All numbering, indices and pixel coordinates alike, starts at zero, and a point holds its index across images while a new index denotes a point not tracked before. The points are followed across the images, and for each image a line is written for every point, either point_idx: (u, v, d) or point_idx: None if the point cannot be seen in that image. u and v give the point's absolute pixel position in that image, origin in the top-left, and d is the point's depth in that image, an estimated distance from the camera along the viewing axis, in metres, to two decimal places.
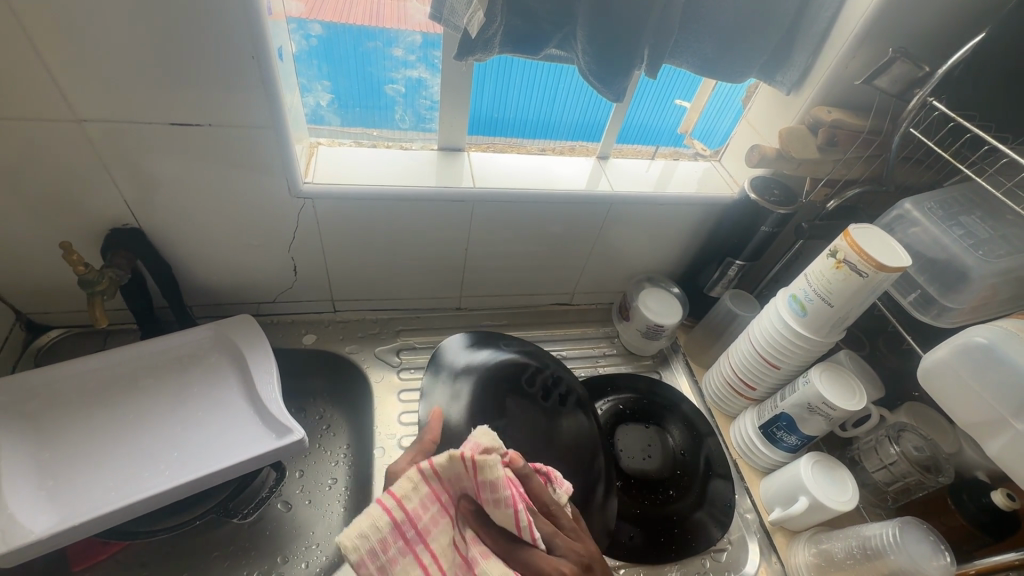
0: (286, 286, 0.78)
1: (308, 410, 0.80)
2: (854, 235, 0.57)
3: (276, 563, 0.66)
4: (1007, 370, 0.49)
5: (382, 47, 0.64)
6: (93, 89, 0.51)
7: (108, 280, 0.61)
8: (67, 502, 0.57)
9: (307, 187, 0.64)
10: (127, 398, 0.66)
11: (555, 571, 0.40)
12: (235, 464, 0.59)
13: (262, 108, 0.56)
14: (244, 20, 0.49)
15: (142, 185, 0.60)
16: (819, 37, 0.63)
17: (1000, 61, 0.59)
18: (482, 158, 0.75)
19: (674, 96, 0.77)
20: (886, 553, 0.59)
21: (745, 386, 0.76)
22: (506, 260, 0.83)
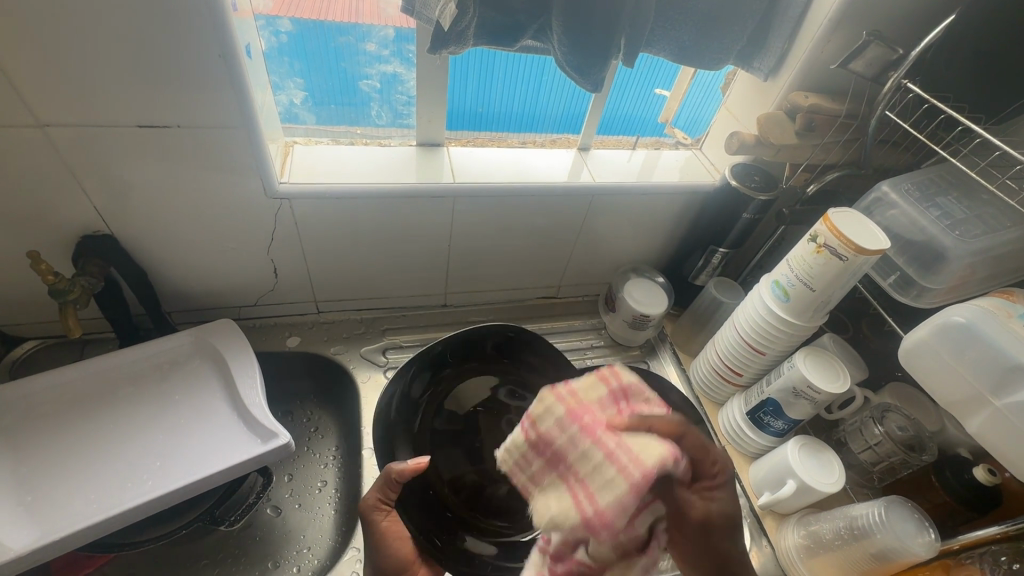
0: (266, 289, 0.77)
1: (295, 414, 0.80)
2: (834, 219, 0.57)
3: (267, 569, 0.65)
4: (985, 348, 0.49)
5: (355, 42, 0.63)
6: (55, 93, 0.49)
7: (80, 289, 0.59)
8: (46, 518, 0.56)
9: (283, 188, 0.63)
10: (107, 409, 0.65)
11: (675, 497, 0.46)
12: (221, 471, 0.58)
13: (233, 108, 0.55)
14: (209, 20, 0.48)
15: (112, 190, 0.58)
16: (795, 21, 0.63)
17: (972, 40, 0.59)
18: (462, 152, 0.75)
19: (654, 86, 0.77)
20: (872, 532, 0.60)
21: (731, 373, 0.76)
22: (490, 255, 0.82)
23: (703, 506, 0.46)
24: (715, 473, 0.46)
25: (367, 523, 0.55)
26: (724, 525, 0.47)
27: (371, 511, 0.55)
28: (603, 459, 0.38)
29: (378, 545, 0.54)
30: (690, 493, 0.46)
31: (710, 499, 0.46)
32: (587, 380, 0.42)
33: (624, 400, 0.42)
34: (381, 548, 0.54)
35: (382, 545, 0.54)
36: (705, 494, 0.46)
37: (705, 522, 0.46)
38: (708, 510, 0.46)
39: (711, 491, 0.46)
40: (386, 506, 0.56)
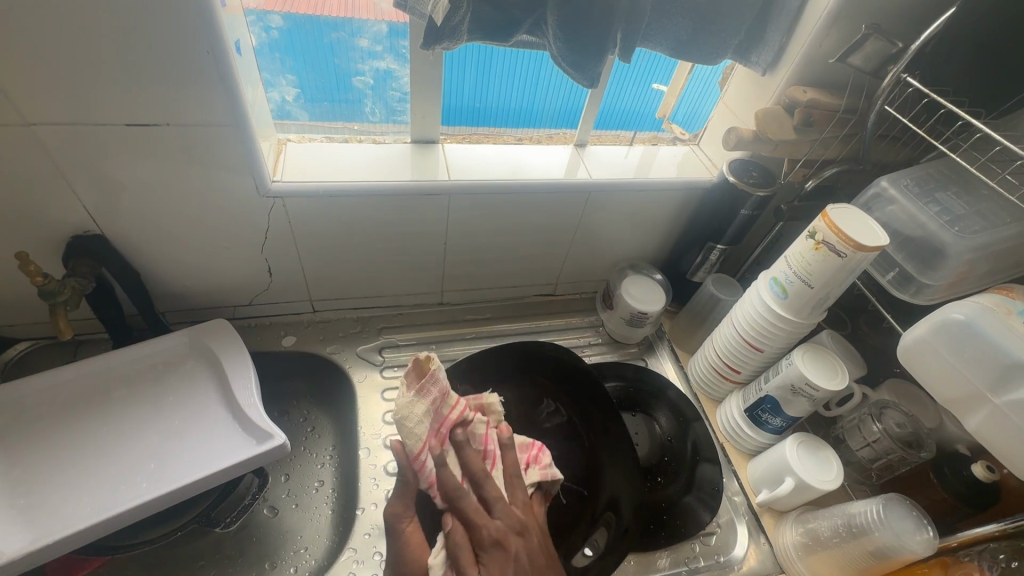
0: (261, 288, 0.76)
1: (291, 414, 0.79)
2: (832, 215, 0.57)
3: (264, 569, 0.65)
4: (985, 345, 0.49)
5: (347, 38, 0.62)
6: (41, 92, 0.49)
7: (71, 289, 0.58)
8: (39, 521, 0.55)
9: (276, 186, 0.62)
10: (101, 411, 0.64)
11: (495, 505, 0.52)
12: (215, 473, 0.57)
13: (223, 106, 0.54)
14: (196, 15, 0.47)
15: (103, 190, 0.58)
16: (793, 15, 0.62)
17: (973, 33, 0.59)
18: (457, 149, 0.74)
19: (652, 80, 0.76)
20: (871, 530, 0.59)
21: (729, 370, 0.76)
22: (487, 252, 0.82)
23: (490, 527, 0.49)
24: (495, 498, 0.52)
25: (391, 530, 0.51)
26: (524, 548, 0.50)
27: (396, 517, 0.51)
28: (421, 473, 0.54)
29: (400, 552, 0.50)
30: (498, 505, 0.51)
31: (478, 564, 0.48)
32: (414, 411, 0.55)
33: (445, 431, 0.56)
34: (403, 553, 0.50)
35: (403, 549, 0.50)
36: (509, 507, 0.52)
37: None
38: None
39: (526, 505, 0.54)
40: (412, 512, 0.52)
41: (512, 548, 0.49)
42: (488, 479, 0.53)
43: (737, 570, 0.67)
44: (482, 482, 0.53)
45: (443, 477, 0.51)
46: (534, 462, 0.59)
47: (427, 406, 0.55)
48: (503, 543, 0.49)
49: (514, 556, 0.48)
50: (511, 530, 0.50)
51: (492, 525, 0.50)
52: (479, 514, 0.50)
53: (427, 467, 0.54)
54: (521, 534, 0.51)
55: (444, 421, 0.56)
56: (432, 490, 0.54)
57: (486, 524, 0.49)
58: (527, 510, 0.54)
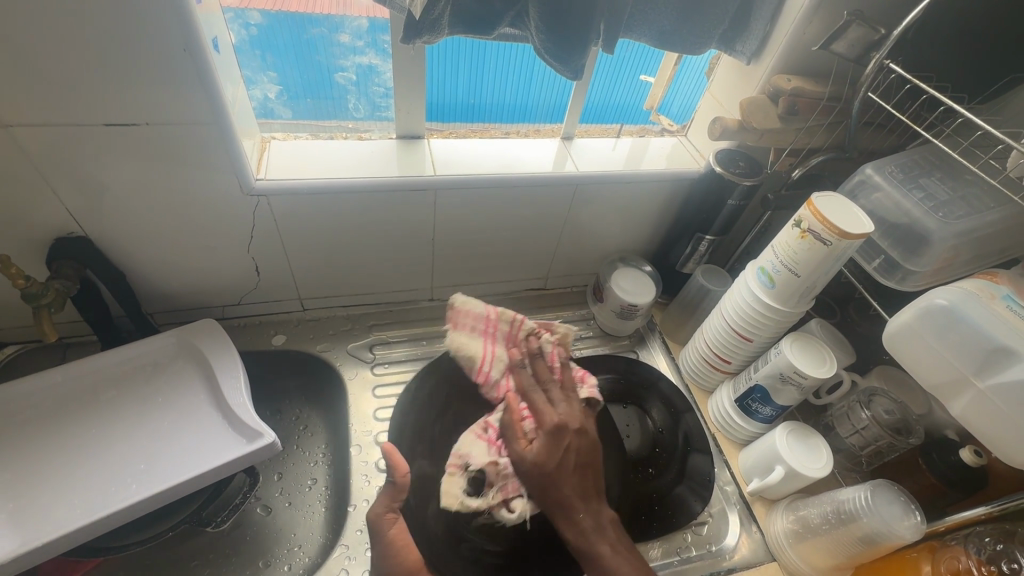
0: (250, 288, 0.76)
1: (283, 412, 0.78)
2: (817, 203, 0.57)
3: (258, 567, 0.65)
4: (968, 330, 0.49)
5: (327, 34, 0.61)
6: (17, 93, 0.48)
7: (55, 292, 0.58)
8: (28, 525, 0.55)
9: (260, 184, 0.62)
10: (90, 413, 0.64)
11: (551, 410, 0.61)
12: (205, 473, 0.57)
13: (203, 104, 0.53)
14: (170, 12, 0.46)
15: (84, 191, 0.57)
16: (776, 3, 0.62)
17: (955, 17, 0.58)
18: (443, 144, 0.74)
19: (641, 72, 0.76)
20: (858, 516, 0.59)
21: (719, 360, 0.76)
22: (476, 247, 0.81)
23: (553, 415, 0.60)
24: (559, 398, 0.63)
25: (376, 532, 0.53)
26: (576, 443, 0.59)
27: (379, 519, 0.53)
28: (478, 365, 0.67)
29: (385, 552, 0.53)
30: (559, 403, 0.62)
31: (532, 443, 0.59)
32: (472, 345, 0.67)
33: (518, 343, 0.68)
34: (389, 556, 0.53)
35: (392, 553, 0.53)
36: (569, 405, 0.62)
37: (539, 462, 0.57)
38: (533, 453, 0.57)
39: (582, 412, 0.62)
40: (392, 513, 0.54)
41: (567, 441, 0.58)
42: (551, 381, 0.64)
43: (728, 559, 0.67)
44: (546, 386, 0.64)
45: (394, 473, 0.53)
46: (581, 381, 0.66)
47: (492, 329, 0.68)
48: (561, 433, 0.59)
49: (565, 447, 0.58)
50: (567, 424, 0.60)
51: (555, 415, 0.60)
52: (545, 405, 0.61)
53: (493, 368, 0.66)
54: (579, 433, 0.60)
55: (508, 338, 0.68)
56: (501, 402, 0.66)
57: (549, 412, 0.60)
58: (582, 415, 0.62)
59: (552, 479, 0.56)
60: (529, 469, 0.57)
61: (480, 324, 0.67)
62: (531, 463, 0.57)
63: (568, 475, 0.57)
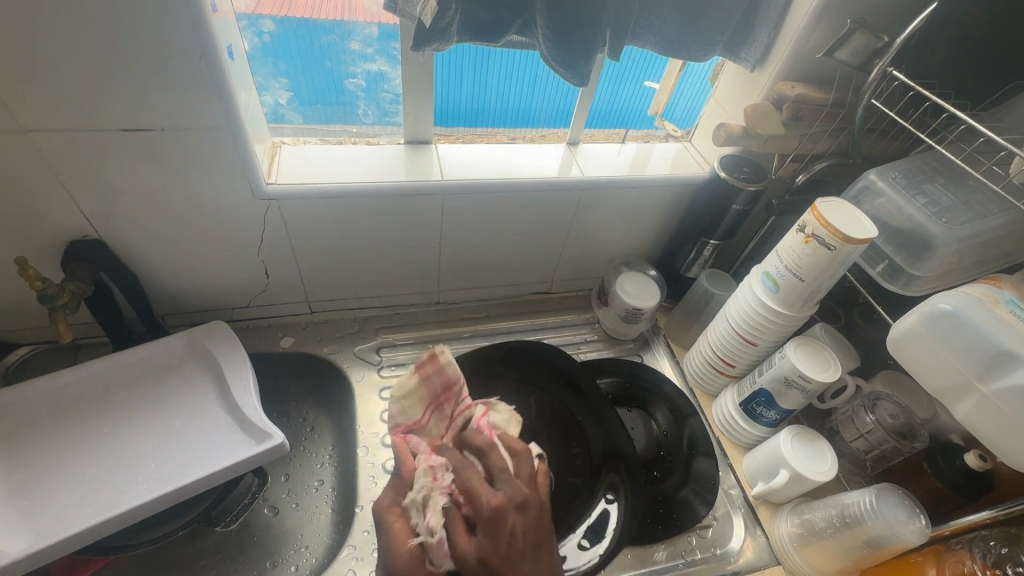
0: (259, 290, 0.77)
1: (290, 414, 0.79)
2: (821, 208, 0.57)
3: (265, 567, 0.66)
4: (971, 334, 0.50)
5: (338, 41, 0.63)
6: (37, 99, 0.49)
7: (70, 293, 0.59)
8: (41, 523, 0.56)
9: (271, 188, 0.63)
10: (101, 414, 0.65)
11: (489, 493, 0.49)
12: (214, 473, 0.58)
13: (216, 111, 0.54)
14: (186, 21, 0.48)
15: (99, 195, 0.58)
16: (779, 11, 0.63)
17: (956, 24, 0.59)
18: (450, 149, 0.74)
19: (644, 78, 0.76)
20: (863, 520, 0.59)
21: (724, 364, 0.76)
22: (482, 251, 0.82)
23: (489, 499, 0.48)
24: (499, 471, 0.52)
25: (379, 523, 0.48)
26: (522, 522, 0.49)
27: (385, 512, 0.49)
28: (421, 395, 0.62)
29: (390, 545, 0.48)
30: (498, 478, 0.51)
31: (474, 535, 0.48)
32: (410, 384, 0.61)
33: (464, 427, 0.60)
34: (391, 550, 0.47)
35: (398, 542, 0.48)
36: (511, 481, 0.51)
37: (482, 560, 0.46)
38: (477, 547, 0.47)
39: (531, 479, 0.53)
40: (399, 507, 0.50)
41: (507, 529, 0.48)
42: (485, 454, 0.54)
43: (733, 562, 0.67)
44: (485, 454, 0.54)
45: (401, 465, 0.52)
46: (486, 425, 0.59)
47: (437, 397, 0.62)
48: (497, 523, 0.48)
49: (509, 532, 0.48)
50: (510, 503, 0.49)
51: (492, 498, 0.49)
52: (482, 485, 0.49)
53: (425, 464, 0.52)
54: (520, 510, 0.50)
55: (451, 420, 0.62)
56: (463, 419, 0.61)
57: (485, 493, 0.49)
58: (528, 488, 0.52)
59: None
60: (473, 566, 0.46)
61: (438, 389, 0.62)
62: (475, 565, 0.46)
63: (520, 555, 0.48)
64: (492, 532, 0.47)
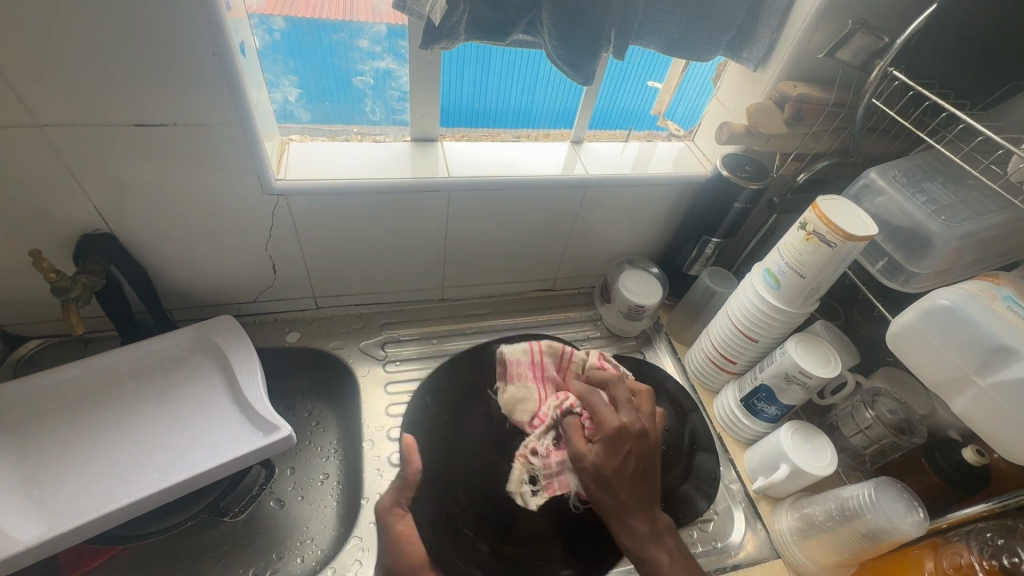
0: (266, 286, 0.78)
1: (296, 408, 0.80)
2: (822, 206, 0.58)
3: (272, 559, 0.66)
4: (969, 329, 0.51)
5: (347, 39, 0.64)
6: (52, 93, 0.50)
7: (82, 286, 0.60)
8: (52, 512, 0.57)
9: (280, 184, 0.64)
10: (111, 405, 0.66)
11: (608, 414, 0.52)
12: (223, 464, 0.59)
13: (228, 106, 0.55)
14: (201, 17, 0.48)
15: (111, 189, 0.59)
16: (781, 13, 0.64)
17: (956, 27, 0.60)
18: (455, 147, 0.75)
19: (648, 78, 0.77)
20: (862, 513, 0.60)
21: (725, 360, 0.77)
22: (486, 248, 0.83)
23: (615, 419, 0.52)
24: (623, 401, 0.54)
25: (383, 525, 0.56)
26: (637, 449, 0.51)
27: (388, 512, 0.56)
28: (529, 410, 0.60)
29: (393, 546, 0.55)
30: (623, 406, 0.54)
31: (591, 443, 0.52)
32: (525, 389, 0.61)
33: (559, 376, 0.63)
34: (393, 549, 0.55)
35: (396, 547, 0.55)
36: (634, 409, 0.54)
37: (601, 464, 0.50)
38: (593, 453, 0.51)
39: (650, 414, 0.56)
40: (399, 508, 0.57)
41: (629, 446, 0.50)
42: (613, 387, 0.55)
43: (734, 555, 0.68)
44: (610, 384, 0.56)
45: (406, 469, 0.57)
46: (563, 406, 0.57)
47: (545, 364, 0.63)
48: (620, 439, 0.51)
49: (627, 450, 0.51)
50: (631, 428, 0.51)
51: (619, 419, 0.52)
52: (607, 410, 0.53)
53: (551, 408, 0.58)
54: (640, 438, 0.52)
55: (559, 369, 0.63)
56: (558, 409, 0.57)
57: (610, 418, 0.52)
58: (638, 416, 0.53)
59: (610, 488, 0.50)
60: (587, 468, 0.51)
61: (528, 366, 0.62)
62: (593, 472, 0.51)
63: (627, 482, 0.51)
64: (616, 449, 0.51)
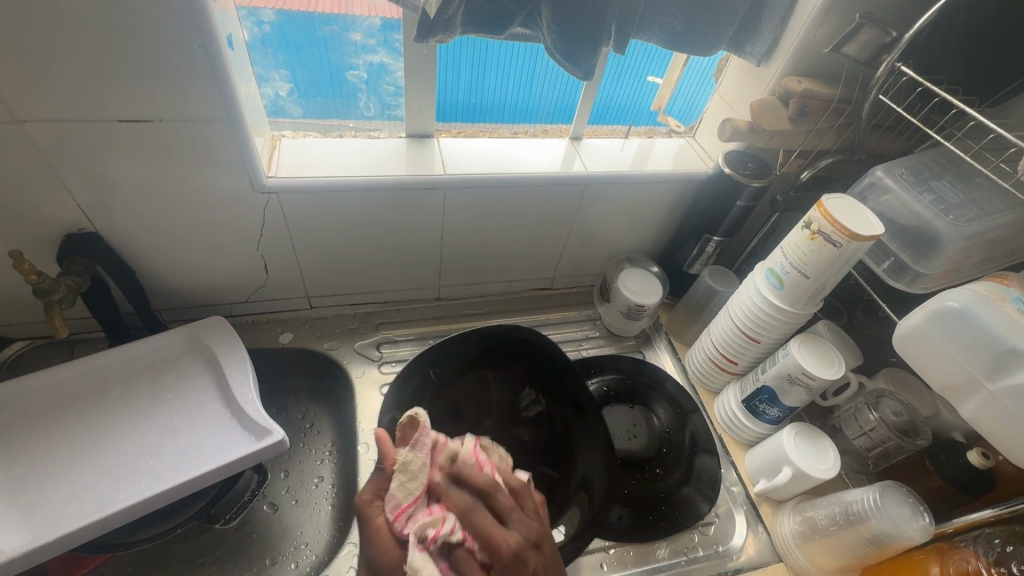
0: (258, 285, 0.76)
1: (290, 410, 0.79)
2: (828, 205, 0.57)
3: (265, 565, 0.65)
4: (978, 332, 0.49)
5: (340, 32, 0.62)
6: (32, 88, 0.48)
7: (66, 288, 0.58)
8: (38, 520, 0.55)
9: (271, 182, 0.62)
10: (98, 409, 0.64)
11: (498, 536, 0.42)
12: (215, 470, 0.58)
13: (216, 101, 0.53)
14: (186, 9, 0.47)
15: (96, 187, 0.57)
16: (786, 6, 0.62)
17: (964, 21, 0.59)
18: (452, 143, 0.74)
19: (648, 73, 0.76)
20: (866, 517, 0.59)
21: (726, 361, 0.76)
22: (484, 246, 0.81)
23: (507, 542, 0.42)
24: (509, 508, 0.45)
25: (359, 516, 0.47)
26: (540, 561, 0.42)
27: (367, 506, 0.47)
28: (408, 497, 0.46)
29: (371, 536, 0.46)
30: (514, 516, 0.44)
31: (480, 564, 0.42)
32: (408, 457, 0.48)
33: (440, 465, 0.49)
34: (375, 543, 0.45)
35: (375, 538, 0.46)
36: (524, 515, 0.45)
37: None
38: (486, 570, 0.41)
39: (538, 510, 0.47)
40: (382, 501, 0.48)
41: (531, 568, 0.41)
42: (496, 488, 0.46)
43: (735, 559, 0.67)
44: (493, 489, 0.46)
45: (383, 460, 0.49)
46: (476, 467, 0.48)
47: (440, 443, 0.50)
48: (520, 564, 0.41)
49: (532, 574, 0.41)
50: (528, 543, 0.42)
51: (511, 539, 0.42)
52: (500, 526, 0.43)
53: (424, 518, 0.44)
54: (537, 546, 0.43)
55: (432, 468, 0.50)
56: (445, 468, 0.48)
57: (501, 538, 0.42)
58: (530, 526, 0.44)
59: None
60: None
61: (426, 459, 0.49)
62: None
63: None
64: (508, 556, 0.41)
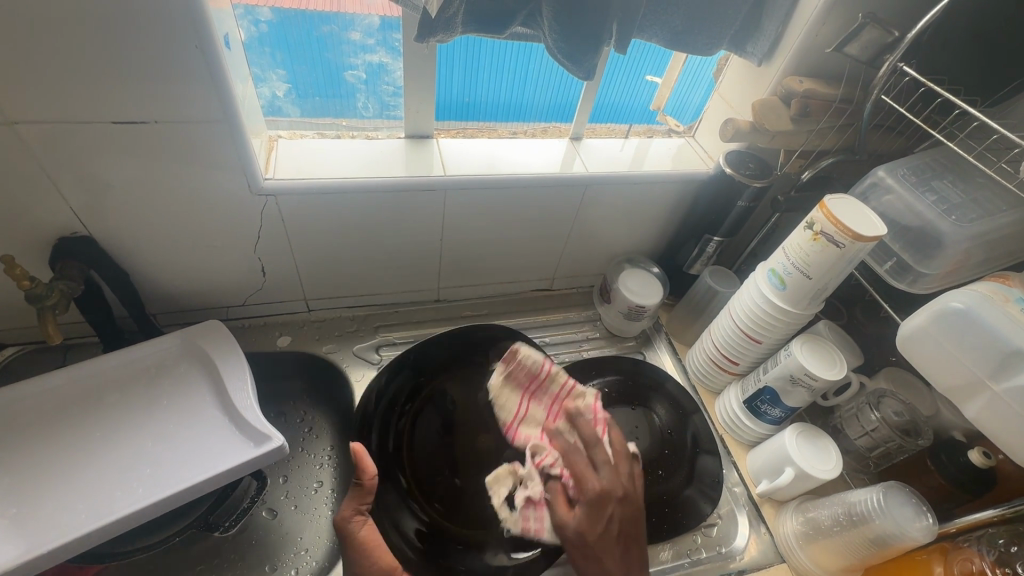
0: (255, 289, 0.75)
1: (288, 415, 0.77)
2: (830, 206, 0.57)
3: (265, 572, 0.64)
4: (983, 333, 0.49)
5: (338, 32, 0.61)
6: (24, 90, 0.47)
7: (58, 293, 0.57)
8: (32, 531, 0.54)
9: (269, 184, 0.61)
10: (93, 416, 0.63)
11: (597, 485, 0.56)
12: (214, 477, 0.57)
13: (212, 102, 0.52)
14: (181, 7, 0.45)
15: (90, 191, 0.56)
16: (788, 5, 0.62)
17: (966, 21, 0.59)
18: (451, 144, 0.73)
19: (644, 71, 0.75)
20: (870, 518, 0.59)
21: (728, 361, 0.76)
22: (484, 247, 0.81)
23: (593, 485, 0.56)
24: (603, 460, 0.58)
25: (343, 532, 0.52)
26: (619, 511, 0.55)
27: (347, 522, 0.53)
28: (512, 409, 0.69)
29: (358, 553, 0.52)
30: (602, 467, 0.58)
31: (574, 508, 0.56)
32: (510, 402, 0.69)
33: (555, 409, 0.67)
34: (359, 557, 0.52)
35: (359, 555, 0.52)
36: (614, 471, 0.58)
37: (580, 530, 0.54)
38: (575, 520, 0.55)
39: (630, 473, 0.59)
40: (363, 515, 0.54)
41: (609, 510, 0.55)
42: (596, 444, 0.60)
43: (738, 560, 0.67)
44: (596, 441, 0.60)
45: (359, 475, 0.53)
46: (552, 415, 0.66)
47: (535, 387, 0.69)
48: (603, 501, 0.55)
49: (608, 514, 0.55)
50: (611, 492, 0.56)
51: (596, 482, 0.56)
52: (587, 468, 0.58)
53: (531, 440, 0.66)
54: (622, 500, 0.56)
55: (555, 399, 0.68)
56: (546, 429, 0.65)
57: (590, 480, 0.56)
58: (624, 476, 0.58)
59: (589, 549, 0.53)
60: (569, 535, 0.54)
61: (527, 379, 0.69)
62: (572, 534, 0.54)
63: (611, 542, 0.54)
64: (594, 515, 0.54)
